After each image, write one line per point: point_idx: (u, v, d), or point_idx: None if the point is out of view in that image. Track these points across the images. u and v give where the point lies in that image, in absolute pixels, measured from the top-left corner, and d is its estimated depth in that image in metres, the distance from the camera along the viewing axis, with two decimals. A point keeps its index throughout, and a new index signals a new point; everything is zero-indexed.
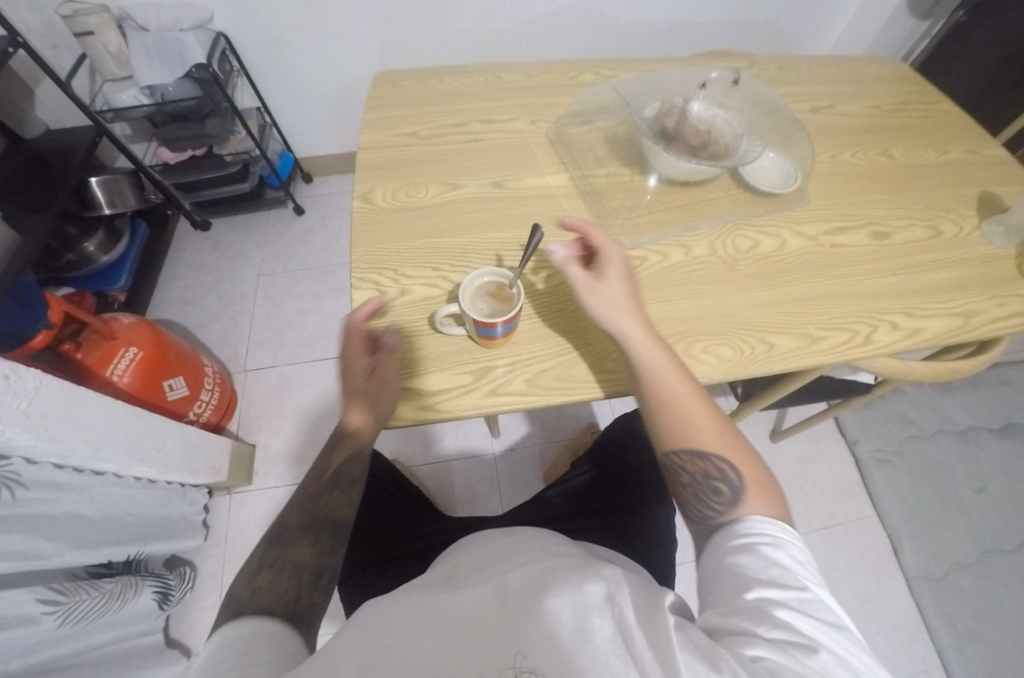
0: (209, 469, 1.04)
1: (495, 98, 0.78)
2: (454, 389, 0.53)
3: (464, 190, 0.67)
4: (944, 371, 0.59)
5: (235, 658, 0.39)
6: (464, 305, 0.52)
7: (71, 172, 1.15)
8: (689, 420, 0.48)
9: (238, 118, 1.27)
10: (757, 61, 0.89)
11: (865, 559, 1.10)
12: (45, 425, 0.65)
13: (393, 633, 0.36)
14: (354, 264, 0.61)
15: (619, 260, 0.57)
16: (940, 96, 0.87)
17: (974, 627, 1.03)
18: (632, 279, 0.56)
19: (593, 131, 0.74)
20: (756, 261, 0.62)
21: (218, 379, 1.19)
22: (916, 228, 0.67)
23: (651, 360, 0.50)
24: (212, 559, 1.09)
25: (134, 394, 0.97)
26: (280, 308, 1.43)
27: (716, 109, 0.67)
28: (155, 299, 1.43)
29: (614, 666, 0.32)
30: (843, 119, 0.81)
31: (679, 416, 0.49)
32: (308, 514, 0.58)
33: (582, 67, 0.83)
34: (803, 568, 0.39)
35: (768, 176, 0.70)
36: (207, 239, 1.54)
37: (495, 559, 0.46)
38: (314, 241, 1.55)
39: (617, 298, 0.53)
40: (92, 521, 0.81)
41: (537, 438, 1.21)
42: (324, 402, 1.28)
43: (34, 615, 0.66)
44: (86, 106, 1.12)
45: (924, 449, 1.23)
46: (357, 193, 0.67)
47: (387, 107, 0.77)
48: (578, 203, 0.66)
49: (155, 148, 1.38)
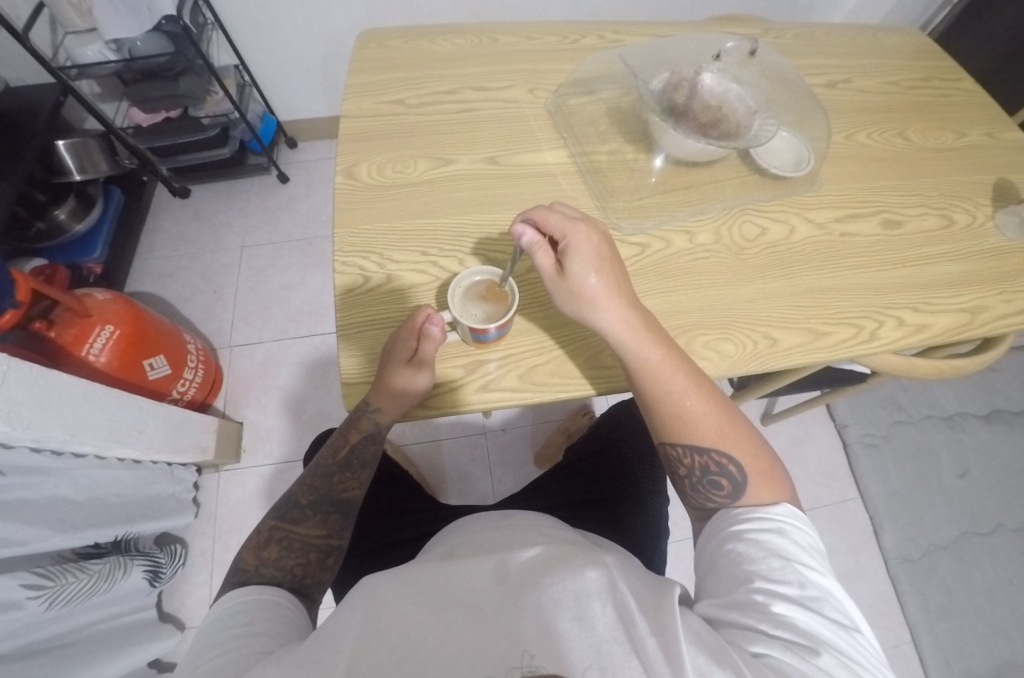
0: (196, 448, 1.02)
1: (490, 63, 0.72)
2: (444, 383, 0.51)
3: (455, 166, 0.63)
4: (947, 368, 0.58)
5: (238, 625, 0.39)
6: (456, 312, 0.49)
7: (36, 134, 1.07)
8: (685, 418, 0.47)
9: (215, 77, 1.18)
10: (772, 28, 0.83)
11: (848, 541, 1.12)
12: (17, 411, 0.61)
13: (391, 608, 0.35)
14: (338, 245, 0.57)
15: (592, 244, 0.49)
16: (962, 73, 0.82)
17: (947, 605, 1.07)
18: (610, 264, 0.49)
19: (595, 103, 0.69)
20: (763, 251, 0.59)
21: (201, 356, 1.15)
22: (929, 216, 0.64)
23: (639, 363, 0.47)
24: (203, 536, 1.08)
25: (112, 374, 0.94)
26: (265, 281, 1.37)
27: (728, 83, 0.63)
28: (134, 270, 1.37)
29: (615, 655, 0.30)
30: (859, 96, 0.76)
31: (674, 414, 0.47)
32: (319, 489, 0.56)
33: (584, 30, 0.77)
34: (806, 558, 0.37)
35: (780, 156, 0.66)
36: (187, 207, 1.47)
37: (494, 540, 0.44)
38: (300, 211, 1.49)
39: (596, 294, 0.48)
40: (76, 504, 0.79)
41: (529, 419, 1.20)
42: (312, 380, 1.26)
43: (21, 599, 0.65)
44: (47, 61, 1.03)
45: (912, 435, 1.24)
46: (340, 167, 0.62)
47: (373, 70, 0.71)
48: (578, 183, 0.62)
49: (126, 108, 1.28)
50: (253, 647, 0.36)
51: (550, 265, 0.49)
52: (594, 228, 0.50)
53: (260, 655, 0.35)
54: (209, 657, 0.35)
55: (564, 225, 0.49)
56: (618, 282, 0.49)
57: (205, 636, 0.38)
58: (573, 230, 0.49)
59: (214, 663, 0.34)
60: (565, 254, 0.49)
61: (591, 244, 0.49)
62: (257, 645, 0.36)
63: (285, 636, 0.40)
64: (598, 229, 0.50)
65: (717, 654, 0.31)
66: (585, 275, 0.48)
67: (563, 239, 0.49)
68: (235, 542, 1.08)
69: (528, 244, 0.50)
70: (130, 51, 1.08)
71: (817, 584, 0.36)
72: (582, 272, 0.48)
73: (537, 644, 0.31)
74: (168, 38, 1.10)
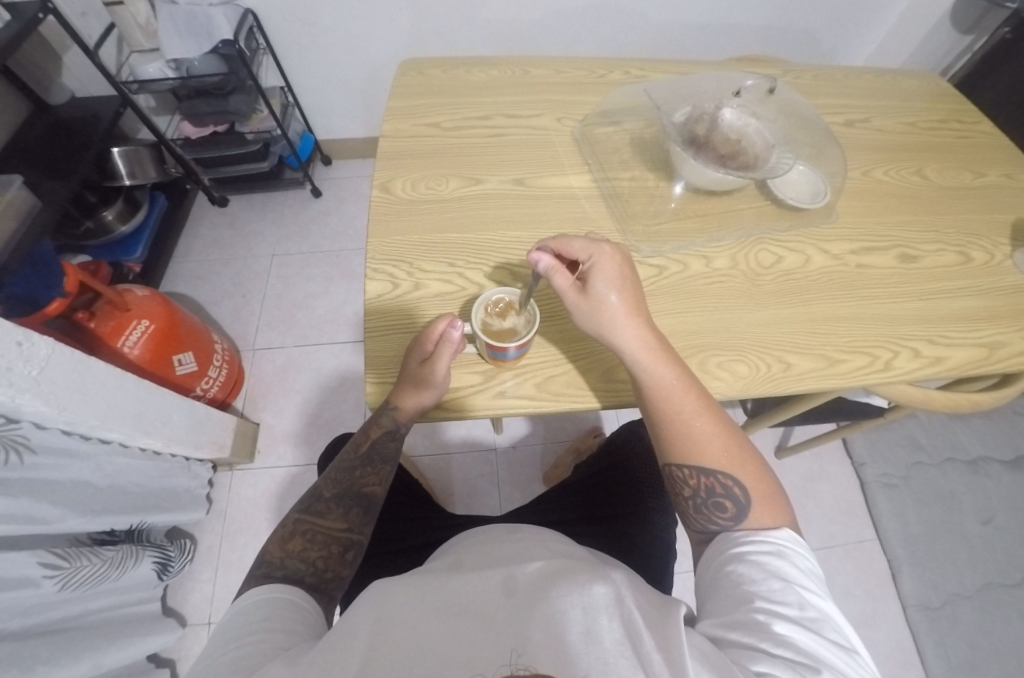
0: (213, 444, 1.05)
1: (521, 92, 0.77)
2: (462, 388, 0.53)
3: (484, 186, 0.66)
4: (962, 403, 0.58)
5: (257, 620, 0.40)
6: (476, 327, 0.51)
7: (94, 141, 1.15)
8: (693, 438, 0.47)
9: (261, 96, 1.26)
10: (792, 69, 0.87)
11: (862, 583, 1.09)
12: (56, 392, 0.65)
13: (397, 615, 0.34)
14: (370, 254, 0.60)
15: (615, 266, 0.51)
16: (980, 117, 0.84)
17: (967, 659, 1.02)
18: (629, 286, 0.51)
19: (619, 133, 0.72)
20: (777, 277, 0.61)
21: (226, 356, 1.20)
22: (946, 253, 0.65)
23: (653, 379, 0.48)
24: (212, 534, 1.10)
25: (143, 367, 0.98)
26: (292, 289, 1.43)
27: (748, 118, 0.66)
28: (170, 272, 1.44)
29: (623, 670, 0.30)
30: (878, 135, 0.78)
31: (683, 434, 0.48)
32: (342, 484, 0.58)
33: (612, 66, 0.82)
34: (806, 580, 0.38)
35: (797, 189, 0.68)
36: (224, 216, 1.55)
37: (501, 553, 0.44)
38: (329, 224, 1.55)
39: (615, 311, 0.50)
40: (97, 489, 0.82)
41: (540, 437, 1.20)
42: (330, 386, 1.29)
43: (36, 577, 0.68)
44: (111, 76, 1.12)
45: (932, 477, 1.21)
46: (376, 182, 0.66)
47: (412, 95, 0.76)
48: (600, 206, 0.65)
49: (178, 121, 1.37)
50: (271, 643, 0.37)
51: (569, 284, 0.51)
52: (617, 252, 0.52)
53: (276, 651, 0.36)
54: (225, 651, 0.36)
55: (588, 247, 0.52)
56: (636, 302, 0.51)
57: (225, 628, 0.39)
58: (598, 253, 0.52)
59: (233, 655, 0.36)
60: (588, 273, 0.52)
61: (614, 266, 0.51)
62: (274, 642, 0.37)
63: (301, 635, 0.40)
64: (620, 253, 0.52)
65: (722, 674, 0.31)
66: (606, 294, 0.50)
67: (588, 261, 0.52)
68: (243, 541, 1.09)
69: (545, 269, 0.51)
70: (187, 70, 1.17)
71: (816, 605, 0.37)
72: (605, 290, 0.50)
73: (542, 657, 0.30)
74: (222, 59, 1.18)
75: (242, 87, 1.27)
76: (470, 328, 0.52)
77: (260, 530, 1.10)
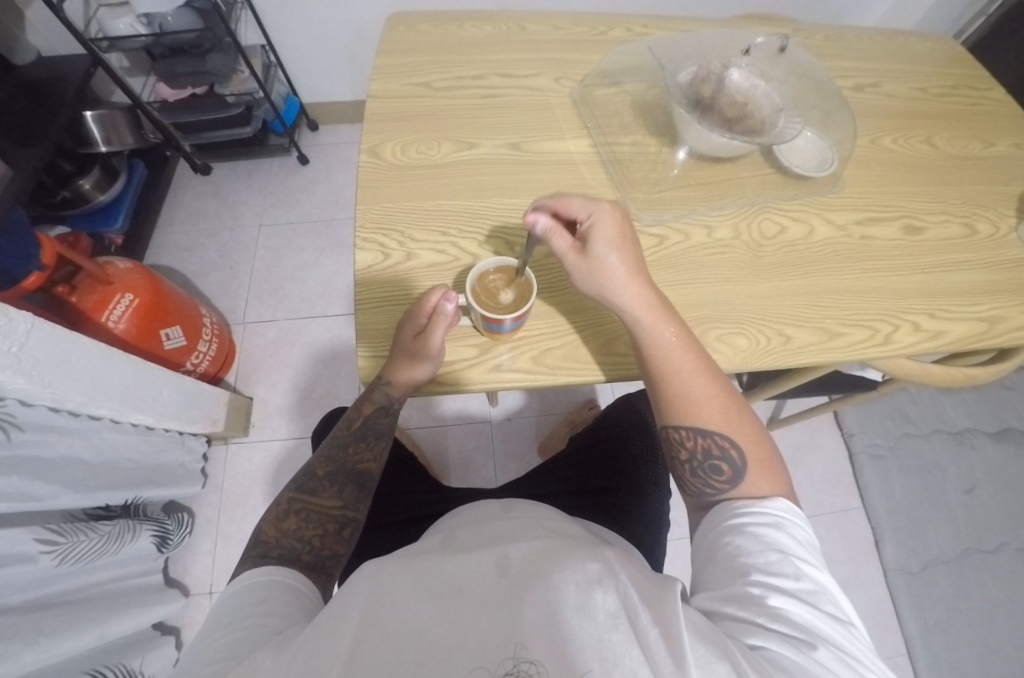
0: (206, 419, 1.04)
1: (517, 50, 0.73)
2: (457, 362, 0.52)
3: (478, 150, 0.63)
4: (958, 376, 0.57)
5: (252, 603, 0.39)
6: (471, 299, 0.49)
7: (65, 104, 1.08)
8: (692, 398, 0.47)
9: (241, 55, 1.19)
10: (802, 28, 0.83)
11: (847, 549, 1.12)
12: (38, 369, 0.63)
13: (393, 599, 0.33)
14: (360, 222, 0.57)
15: (614, 225, 0.50)
16: (991, 82, 0.81)
17: (944, 620, 1.06)
18: (631, 245, 0.50)
19: (620, 95, 0.69)
20: (780, 248, 0.59)
21: (215, 330, 1.17)
22: (951, 224, 0.64)
23: (653, 338, 0.48)
24: (209, 507, 1.10)
25: (129, 342, 0.96)
26: (282, 260, 1.39)
27: (756, 79, 0.63)
28: (154, 243, 1.39)
29: (620, 646, 0.29)
30: (888, 100, 0.75)
31: (681, 396, 0.47)
32: (335, 462, 0.57)
33: (613, 22, 0.77)
34: (803, 551, 0.38)
35: (803, 156, 0.65)
36: (207, 184, 1.49)
37: (497, 531, 0.44)
38: (318, 193, 1.50)
39: (614, 271, 0.48)
40: (89, 466, 0.81)
41: (534, 410, 1.20)
42: (323, 360, 1.27)
43: (33, 553, 0.67)
44: (79, 33, 1.05)
45: (918, 448, 1.23)
46: (364, 145, 0.63)
47: (401, 52, 0.71)
48: (599, 173, 0.63)
49: (153, 83, 1.30)
50: (265, 628, 0.37)
51: (568, 246, 0.50)
52: (618, 211, 0.51)
53: (270, 635, 0.36)
54: (218, 638, 0.36)
55: (587, 205, 0.50)
56: (637, 261, 0.49)
57: (220, 612, 0.39)
58: (598, 210, 0.50)
59: (227, 640, 0.35)
60: (587, 233, 0.50)
61: (614, 224, 0.49)
62: (268, 625, 0.37)
63: (296, 618, 0.40)
64: (620, 211, 0.51)
65: (716, 648, 0.30)
66: (606, 255, 0.48)
67: (588, 219, 0.50)
68: (241, 513, 1.10)
69: (542, 231, 0.50)
70: (160, 26, 1.10)
71: (813, 577, 0.37)
72: (605, 250, 0.48)
73: (539, 640, 0.30)
74: (197, 14, 1.11)
75: (220, 45, 1.20)
76: (465, 301, 0.50)
77: (257, 502, 1.11)
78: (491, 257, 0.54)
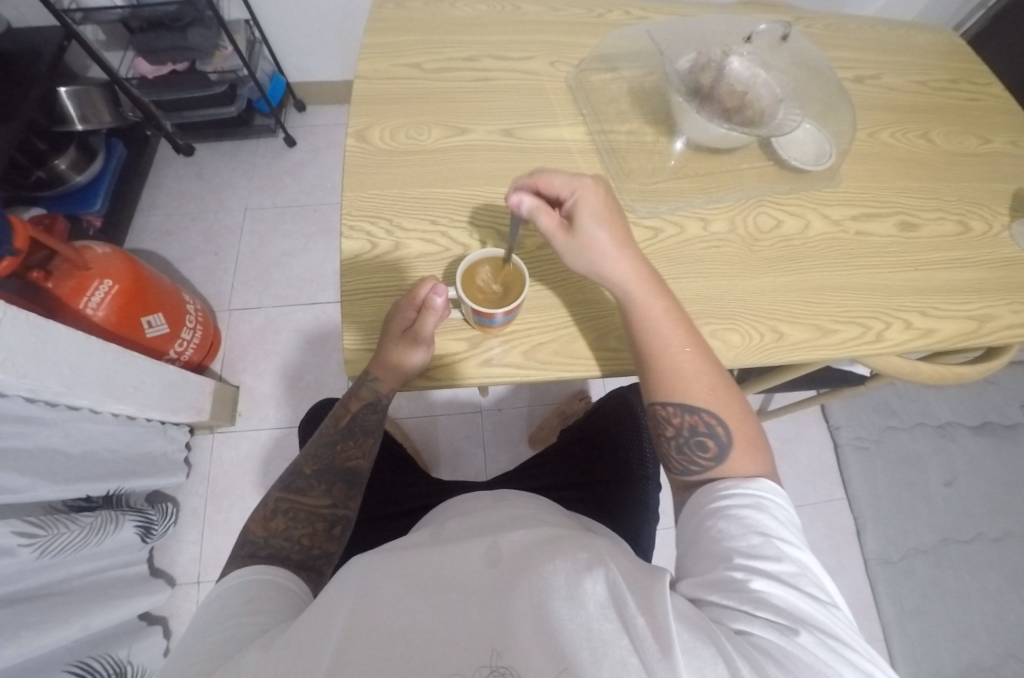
0: (191, 408, 1.02)
1: (511, 31, 0.70)
2: (446, 357, 0.51)
3: (470, 136, 0.61)
4: (947, 374, 0.57)
5: (239, 602, 0.38)
6: (461, 292, 0.48)
7: (38, 78, 1.03)
8: (680, 373, 0.47)
9: (223, 30, 1.14)
10: (803, 16, 0.81)
11: (830, 539, 1.14)
12: (13, 359, 0.60)
13: (383, 594, 0.33)
14: (346, 210, 0.55)
15: (599, 202, 0.49)
16: (989, 77, 0.80)
17: (920, 608, 1.09)
18: (617, 221, 0.49)
19: (617, 81, 0.67)
20: (776, 243, 0.59)
21: (200, 317, 1.14)
22: (945, 221, 0.64)
23: (643, 310, 0.47)
24: (195, 496, 1.08)
25: (108, 330, 0.93)
26: (268, 245, 1.35)
27: (756, 68, 0.62)
28: (135, 225, 1.35)
29: (607, 636, 0.29)
30: (887, 93, 0.74)
31: (669, 371, 0.47)
32: (323, 459, 0.56)
33: (610, 4, 0.75)
34: (784, 532, 0.38)
35: (802, 149, 0.64)
36: (190, 166, 1.44)
37: (487, 521, 0.43)
38: (305, 177, 1.46)
39: (604, 247, 0.48)
40: (68, 456, 0.79)
41: (525, 399, 1.20)
42: (310, 348, 1.25)
43: (13, 546, 0.66)
44: (50, 4, 1.00)
45: (902, 441, 1.25)
46: (352, 129, 0.60)
47: (389, 30, 0.68)
48: (594, 162, 0.61)
49: (131, 57, 1.24)
50: (253, 626, 0.36)
51: (556, 225, 0.49)
52: (601, 186, 0.50)
53: (256, 634, 0.35)
54: (204, 638, 0.35)
55: (571, 182, 0.49)
56: (625, 235, 0.49)
57: (207, 611, 0.38)
58: (581, 187, 0.49)
59: (213, 641, 0.34)
60: (572, 211, 0.49)
61: (600, 201, 0.49)
62: (255, 624, 0.36)
63: (285, 616, 0.39)
64: (603, 186, 0.50)
65: (701, 633, 0.30)
66: (594, 232, 0.48)
67: (571, 196, 0.49)
68: (228, 503, 1.08)
69: (529, 210, 0.49)
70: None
71: (795, 559, 0.36)
72: (592, 227, 0.48)
73: (530, 637, 0.29)
74: None
75: (201, 19, 1.14)
76: (455, 294, 0.49)
77: (245, 490, 1.10)
78: (480, 249, 0.52)
